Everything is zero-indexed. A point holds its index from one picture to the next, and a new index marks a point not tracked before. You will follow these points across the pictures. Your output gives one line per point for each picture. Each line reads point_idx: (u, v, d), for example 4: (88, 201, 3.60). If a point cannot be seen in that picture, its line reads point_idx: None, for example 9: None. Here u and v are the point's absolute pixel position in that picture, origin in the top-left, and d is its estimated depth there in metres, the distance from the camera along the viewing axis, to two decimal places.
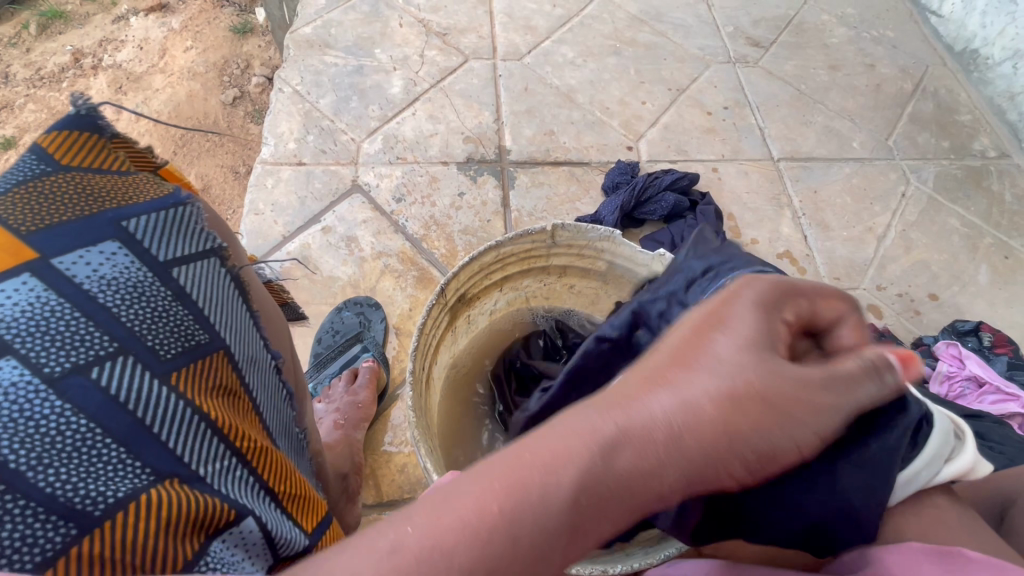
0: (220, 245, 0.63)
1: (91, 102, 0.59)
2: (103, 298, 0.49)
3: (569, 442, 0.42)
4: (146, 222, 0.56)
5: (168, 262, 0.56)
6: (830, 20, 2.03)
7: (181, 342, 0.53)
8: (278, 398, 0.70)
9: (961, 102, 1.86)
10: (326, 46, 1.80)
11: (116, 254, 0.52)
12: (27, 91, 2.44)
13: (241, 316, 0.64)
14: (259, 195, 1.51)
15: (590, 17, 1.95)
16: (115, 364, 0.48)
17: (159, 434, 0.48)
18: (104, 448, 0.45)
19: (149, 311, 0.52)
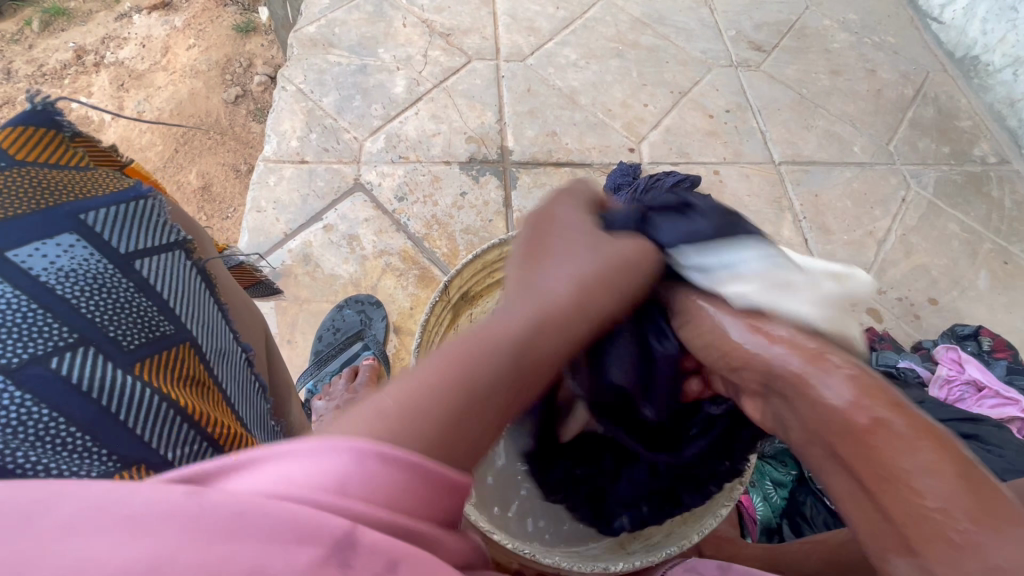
0: (183, 238, 0.63)
1: (47, 98, 0.56)
2: (62, 289, 0.48)
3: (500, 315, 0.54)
4: (105, 214, 0.54)
5: (130, 254, 0.55)
6: (832, 25, 2.04)
7: (144, 333, 0.53)
8: (248, 388, 0.71)
9: (961, 108, 1.87)
10: (330, 45, 1.81)
11: (74, 246, 0.50)
12: (29, 87, 2.44)
13: (205, 308, 0.64)
14: (262, 192, 1.51)
15: (593, 19, 1.96)
16: (77, 355, 0.47)
17: (126, 422, 0.49)
18: (69, 436, 0.45)
19: (110, 303, 0.51)
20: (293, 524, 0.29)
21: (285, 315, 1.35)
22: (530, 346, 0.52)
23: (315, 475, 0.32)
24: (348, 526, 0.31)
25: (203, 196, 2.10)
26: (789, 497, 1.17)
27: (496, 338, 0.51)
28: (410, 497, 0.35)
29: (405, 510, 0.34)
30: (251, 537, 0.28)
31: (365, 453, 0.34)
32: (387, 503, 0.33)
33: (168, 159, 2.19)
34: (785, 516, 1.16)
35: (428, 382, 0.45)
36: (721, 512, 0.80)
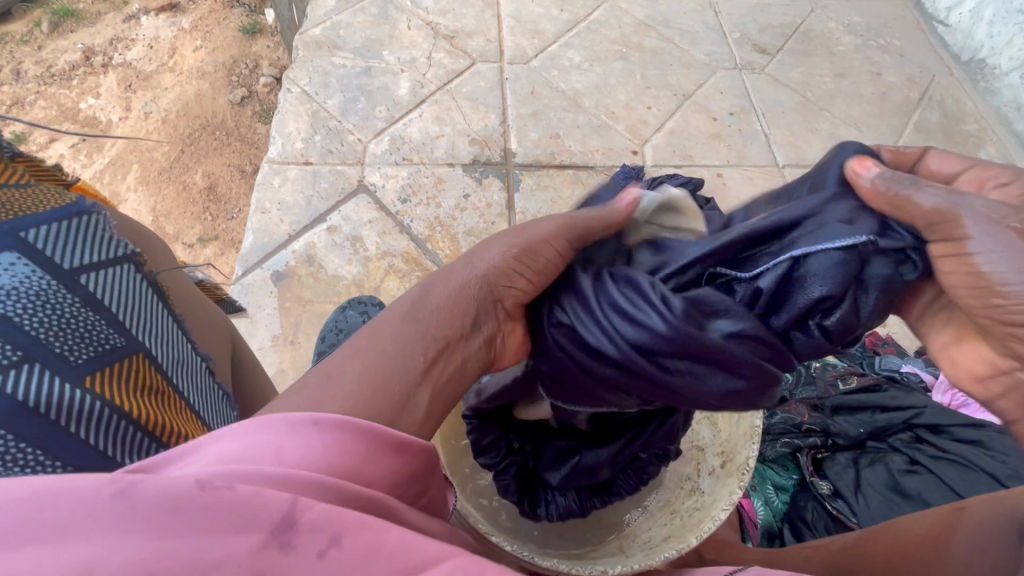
0: (132, 251, 0.61)
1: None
2: (2, 308, 0.48)
3: (401, 316, 0.57)
4: (47, 231, 0.53)
5: (75, 269, 0.54)
6: (837, 28, 2.03)
7: (91, 348, 0.53)
8: (215, 396, 0.71)
9: (967, 111, 1.87)
10: (335, 47, 1.82)
11: (14, 265, 0.50)
12: (38, 88, 2.47)
13: (160, 319, 0.63)
14: (266, 194, 1.52)
15: (597, 22, 1.96)
16: (22, 371, 0.47)
17: (77, 433, 0.49)
18: (18, 452, 0.45)
19: (55, 319, 0.51)
20: (242, 508, 0.34)
21: (288, 316, 1.36)
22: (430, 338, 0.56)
23: (262, 450, 0.39)
24: (289, 501, 0.35)
25: (209, 196, 2.12)
26: (790, 501, 1.17)
27: (396, 334, 0.55)
28: (354, 459, 0.42)
29: (352, 469, 0.42)
30: (204, 523, 0.33)
31: (303, 428, 0.41)
32: (331, 465, 0.40)
33: (175, 160, 2.20)
34: (786, 520, 1.16)
35: (356, 372, 0.50)
36: (721, 515, 0.80)
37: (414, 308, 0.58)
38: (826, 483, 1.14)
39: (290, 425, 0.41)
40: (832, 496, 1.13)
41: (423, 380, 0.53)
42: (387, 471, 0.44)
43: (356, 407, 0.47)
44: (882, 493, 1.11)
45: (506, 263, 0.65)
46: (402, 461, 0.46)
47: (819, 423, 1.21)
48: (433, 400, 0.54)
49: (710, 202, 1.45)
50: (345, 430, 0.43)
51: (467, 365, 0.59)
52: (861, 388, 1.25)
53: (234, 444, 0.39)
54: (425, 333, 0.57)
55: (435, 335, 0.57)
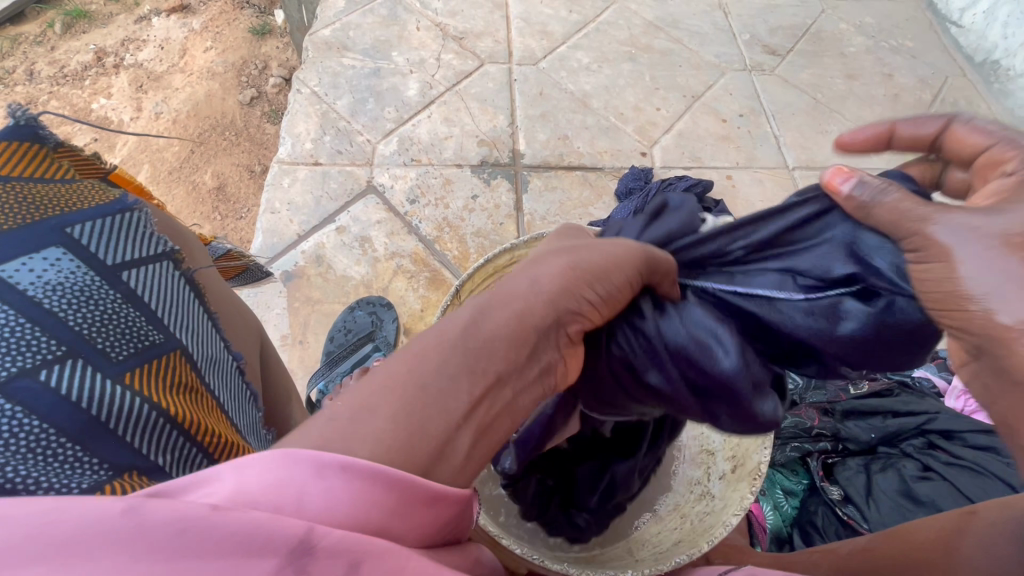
0: (172, 249, 0.64)
1: (29, 111, 0.57)
2: (49, 302, 0.49)
3: (446, 353, 0.52)
4: (91, 228, 0.56)
5: (117, 266, 0.57)
6: (848, 29, 2.02)
7: (133, 344, 0.54)
8: (242, 396, 0.71)
9: (981, 113, 1.85)
10: (344, 48, 1.82)
11: (60, 260, 0.52)
12: (50, 88, 2.49)
13: (195, 317, 0.65)
14: (276, 194, 1.53)
15: (606, 23, 1.96)
16: (65, 366, 0.48)
17: (116, 430, 0.49)
18: (58, 447, 0.45)
19: (97, 314, 0.52)
20: (255, 534, 0.34)
21: (297, 316, 1.37)
22: (479, 378, 0.52)
23: (284, 496, 0.37)
24: (305, 529, 0.35)
25: (218, 196, 2.13)
26: (800, 506, 1.16)
27: (441, 377, 0.50)
28: (383, 517, 0.40)
29: (378, 526, 0.40)
30: (212, 547, 0.33)
31: (330, 473, 0.39)
32: (356, 519, 0.39)
33: (185, 160, 2.22)
34: (796, 524, 1.15)
35: (392, 407, 0.47)
36: (731, 520, 0.79)
37: (469, 332, 0.54)
38: (836, 488, 1.14)
39: (317, 468, 0.39)
40: (842, 502, 1.12)
41: (467, 423, 0.50)
42: (414, 526, 0.43)
43: (389, 450, 0.44)
44: (894, 499, 1.09)
45: (575, 285, 0.61)
46: (428, 515, 0.44)
47: (830, 428, 1.20)
48: (474, 445, 0.51)
49: (719, 204, 1.44)
50: (378, 481, 0.41)
51: (516, 408, 0.56)
52: (872, 392, 1.23)
53: (256, 477, 0.37)
54: (473, 366, 0.53)
55: (485, 370, 0.53)
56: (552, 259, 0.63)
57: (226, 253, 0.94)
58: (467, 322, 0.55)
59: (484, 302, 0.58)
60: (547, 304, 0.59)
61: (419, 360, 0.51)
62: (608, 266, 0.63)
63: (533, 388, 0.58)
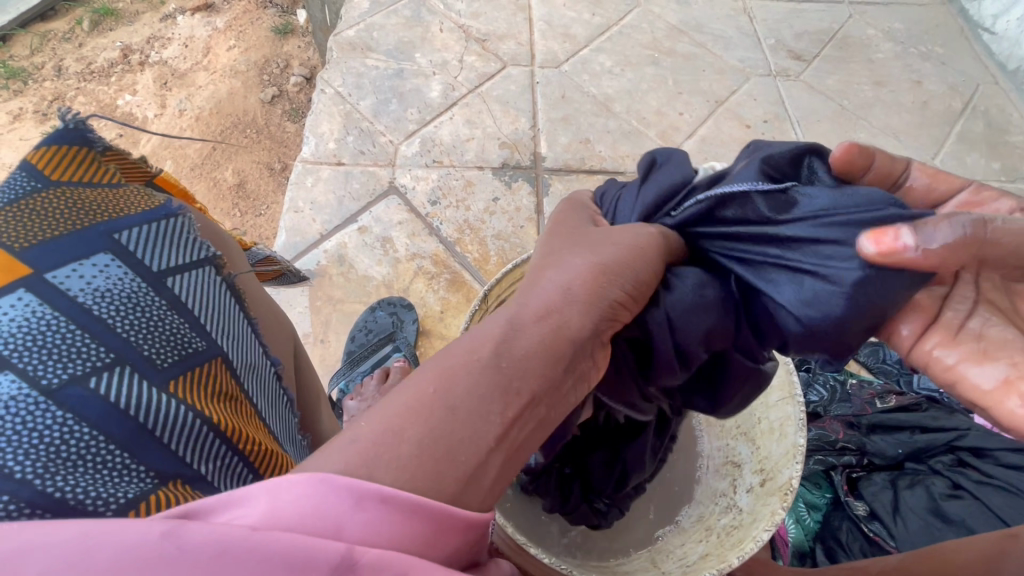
0: (214, 254, 0.66)
1: (79, 116, 0.60)
2: (98, 309, 0.52)
3: (477, 378, 0.49)
4: (137, 233, 0.59)
5: (162, 272, 0.59)
6: (876, 34, 1.98)
7: (175, 352, 0.57)
8: (277, 402, 0.73)
9: (1013, 122, 1.81)
10: (368, 48, 1.83)
11: (109, 266, 0.55)
12: (78, 83, 2.54)
13: (237, 321, 0.68)
14: (299, 193, 1.54)
15: (629, 26, 1.95)
16: (113, 373, 0.51)
17: (161, 437, 0.51)
18: (107, 454, 0.48)
19: (144, 321, 0.55)
20: (298, 552, 0.34)
21: (319, 315, 1.38)
22: (514, 399, 0.50)
23: (322, 523, 0.36)
24: (349, 551, 0.35)
25: (238, 193, 2.16)
26: (823, 520, 1.14)
27: (474, 408, 0.47)
28: (422, 546, 0.40)
29: (415, 553, 0.39)
30: (255, 565, 0.33)
31: (370, 504, 0.38)
32: (396, 542, 0.38)
33: (206, 156, 2.25)
34: (818, 539, 1.13)
35: (421, 430, 0.44)
36: (763, 535, 0.77)
37: (501, 349, 0.52)
38: (862, 504, 1.12)
39: (356, 498, 0.38)
40: (868, 518, 1.10)
41: (499, 446, 0.47)
42: (449, 552, 0.42)
43: (413, 477, 0.42)
44: (923, 517, 1.07)
45: (595, 288, 0.61)
46: (463, 540, 0.43)
47: (855, 441, 1.18)
48: (504, 467, 0.48)
49: None
50: (416, 512, 0.40)
51: (548, 422, 0.54)
52: (900, 406, 1.22)
53: (291, 503, 0.36)
54: (506, 386, 0.50)
55: (519, 390, 0.50)
56: (572, 261, 0.64)
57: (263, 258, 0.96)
58: (494, 346, 0.52)
59: (518, 317, 0.56)
60: (584, 314, 0.58)
61: (446, 386, 0.48)
62: (629, 264, 0.64)
63: (564, 404, 0.55)
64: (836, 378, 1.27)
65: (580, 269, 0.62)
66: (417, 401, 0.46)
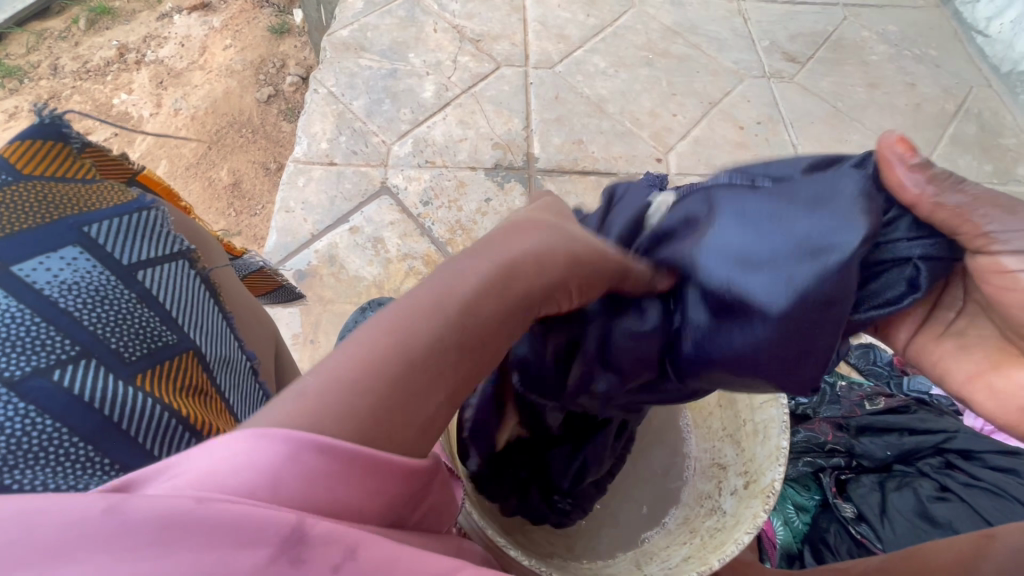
0: (187, 249, 0.66)
1: (55, 110, 0.59)
2: (65, 303, 0.52)
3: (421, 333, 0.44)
4: (108, 227, 0.58)
5: (132, 265, 0.59)
6: (870, 37, 1.99)
7: (144, 345, 0.56)
8: (254, 397, 0.73)
9: (1007, 125, 1.81)
10: (362, 49, 1.83)
11: (77, 259, 0.55)
12: (73, 82, 2.54)
13: (212, 314, 0.68)
14: (291, 193, 1.54)
15: (624, 28, 1.95)
16: (78, 366, 0.51)
17: (127, 430, 0.51)
18: (70, 446, 0.48)
19: (112, 315, 0.55)
20: (249, 515, 0.31)
21: (309, 315, 1.38)
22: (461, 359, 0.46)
23: (260, 479, 0.33)
24: (295, 519, 0.32)
25: (233, 192, 2.15)
26: (812, 522, 1.14)
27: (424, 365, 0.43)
28: (359, 500, 0.37)
29: (356, 508, 0.37)
30: (204, 534, 0.30)
31: (306, 454, 0.35)
32: (333, 507, 0.35)
33: (201, 156, 2.25)
34: (807, 541, 1.13)
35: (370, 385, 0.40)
36: (744, 538, 0.77)
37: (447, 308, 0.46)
38: (850, 506, 1.12)
39: (293, 449, 0.35)
40: (856, 520, 1.10)
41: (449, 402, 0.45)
42: (385, 501, 0.40)
43: (344, 431, 0.38)
44: (910, 520, 1.07)
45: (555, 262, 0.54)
46: (401, 487, 0.41)
47: (844, 443, 1.19)
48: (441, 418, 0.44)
49: None
50: (357, 464, 0.37)
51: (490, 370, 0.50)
52: (888, 408, 1.22)
53: (222, 461, 0.33)
54: (440, 344, 0.45)
55: (455, 345, 0.46)
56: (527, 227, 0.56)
57: (255, 271, 0.96)
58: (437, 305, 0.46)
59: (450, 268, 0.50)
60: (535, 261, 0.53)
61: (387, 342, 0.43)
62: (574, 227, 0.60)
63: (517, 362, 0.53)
64: (826, 379, 1.25)
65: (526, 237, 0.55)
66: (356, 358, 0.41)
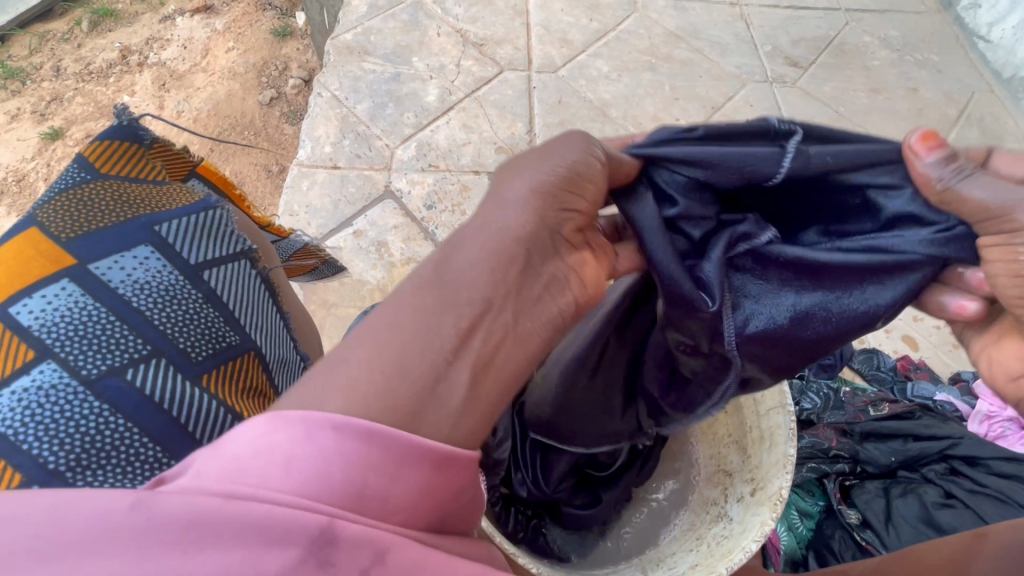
0: (248, 249, 0.77)
1: (132, 115, 0.74)
2: (138, 304, 0.62)
3: (406, 311, 0.48)
4: (175, 229, 0.69)
5: (198, 268, 0.70)
6: (872, 42, 1.99)
7: (209, 347, 0.66)
8: (300, 386, 0.86)
9: (1008, 130, 1.81)
10: (365, 52, 1.83)
11: (149, 260, 0.66)
12: (76, 84, 2.54)
13: (263, 314, 0.78)
14: (294, 197, 1.54)
15: (626, 32, 1.95)
16: (149, 365, 0.60)
17: (192, 433, 0.60)
18: (142, 445, 0.56)
19: (179, 316, 0.65)
20: (273, 522, 0.35)
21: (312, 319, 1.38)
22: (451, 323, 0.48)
23: (275, 461, 0.37)
24: (325, 521, 0.36)
25: None
26: (816, 528, 1.15)
27: (416, 338, 0.46)
28: (385, 489, 0.40)
29: (380, 498, 0.40)
30: (233, 531, 0.34)
31: (326, 442, 0.39)
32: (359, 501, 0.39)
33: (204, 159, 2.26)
34: (811, 547, 1.13)
35: (367, 356, 0.45)
36: (751, 546, 0.77)
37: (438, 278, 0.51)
38: (854, 512, 1.12)
39: (307, 428, 0.39)
40: (861, 526, 1.10)
41: (458, 360, 0.47)
42: (418, 490, 0.42)
43: (368, 398, 0.42)
44: (915, 527, 1.07)
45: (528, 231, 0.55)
46: (434, 475, 0.43)
47: (848, 449, 1.19)
48: (475, 379, 0.48)
49: None
50: (376, 449, 0.40)
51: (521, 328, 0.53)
52: (892, 414, 1.21)
53: (250, 453, 0.38)
54: (454, 304, 0.49)
55: (470, 300, 0.50)
56: (516, 177, 0.57)
57: (300, 249, 1.08)
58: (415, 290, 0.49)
59: (456, 242, 0.54)
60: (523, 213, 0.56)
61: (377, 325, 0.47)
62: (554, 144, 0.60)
63: (544, 310, 0.55)
64: (829, 385, 1.25)
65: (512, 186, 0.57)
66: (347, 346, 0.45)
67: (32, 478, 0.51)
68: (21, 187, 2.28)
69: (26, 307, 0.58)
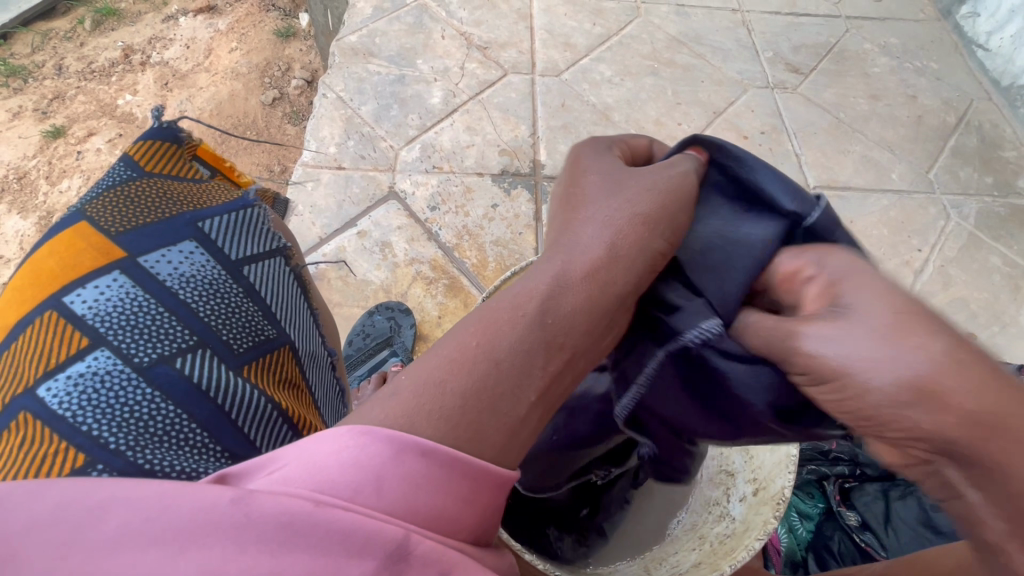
0: (283, 246, 0.80)
1: (170, 116, 0.76)
2: (183, 294, 0.64)
3: (511, 329, 0.49)
4: (217, 223, 0.72)
5: (239, 261, 0.72)
6: (873, 49, 2.01)
7: (251, 339, 0.67)
8: (330, 387, 0.87)
9: (1007, 138, 1.83)
10: (370, 54, 1.84)
11: (193, 253, 0.68)
12: (78, 83, 2.55)
13: (298, 309, 0.80)
14: (299, 196, 1.55)
15: (629, 37, 1.97)
16: (198, 354, 0.62)
17: (235, 421, 0.60)
18: (191, 431, 0.57)
19: (222, 306, 0.67)
20: (357, 533, 0.34)
21: None
22: (541, 360, 0.49)
23: (364, 478, 0.37)
24: (401, 537, 0.36)
25: None
26: (816, 530, 1.16)
27: (515, 371, 0.48)
28: (454, 502, 0.41)
29: (449, 522, 0.41)
30: (318, 540, 0.33)
31: (409, 457, 0.40)
32: (431, 511, 0.39)
33: None
34: (811, 549, 1.14)
35: (466, 383, 0.45)
36: (755, 544, 0.78)
37: (543, 307, 0.52)
38: (854, 513, 1.13)
39: (396, 450, 0.39)
40: (860, 528, 1.11)
41: (539, 402, 0.49)
42: (479, 514, 0.43)
43: (457, 426, 0.43)
44: (914, 528, 1.08)
45: (626, 250, 0.57)
46: (493, 500, 0.45)
47: (848, 452, 1.21)
48: (539, 423, 0.50)
49: None
50: (451, 466, 0.42)
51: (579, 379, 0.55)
52: None
53: (333, 454, 0.38)
54: (551, 340, 0.51)
55: (564, 345, 0.51)
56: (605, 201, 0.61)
57: None
58: (523, 314, 0.51)
59: (560, 267, 0.55)
60: (630, 269, 0.57)
61: (487, 341, 0.48)
62: (675, 209, 0.62)
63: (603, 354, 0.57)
64: None
65: (619, 227, 0.59)
66: (455, 356, 0.47)
67: (96, 459, 0.52)
68: (22, 185, 2.28)
69: (80, 297, 0.60)
